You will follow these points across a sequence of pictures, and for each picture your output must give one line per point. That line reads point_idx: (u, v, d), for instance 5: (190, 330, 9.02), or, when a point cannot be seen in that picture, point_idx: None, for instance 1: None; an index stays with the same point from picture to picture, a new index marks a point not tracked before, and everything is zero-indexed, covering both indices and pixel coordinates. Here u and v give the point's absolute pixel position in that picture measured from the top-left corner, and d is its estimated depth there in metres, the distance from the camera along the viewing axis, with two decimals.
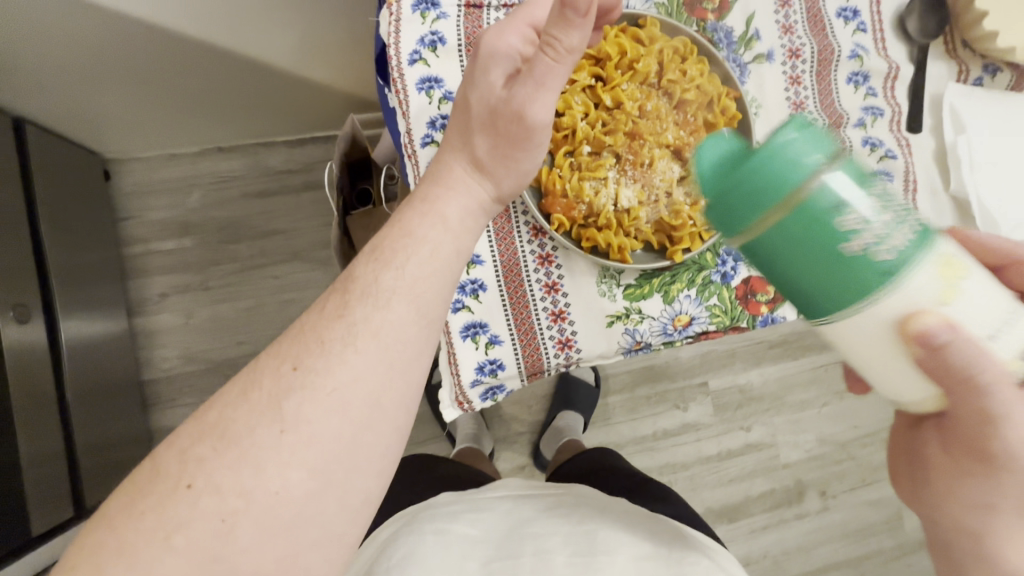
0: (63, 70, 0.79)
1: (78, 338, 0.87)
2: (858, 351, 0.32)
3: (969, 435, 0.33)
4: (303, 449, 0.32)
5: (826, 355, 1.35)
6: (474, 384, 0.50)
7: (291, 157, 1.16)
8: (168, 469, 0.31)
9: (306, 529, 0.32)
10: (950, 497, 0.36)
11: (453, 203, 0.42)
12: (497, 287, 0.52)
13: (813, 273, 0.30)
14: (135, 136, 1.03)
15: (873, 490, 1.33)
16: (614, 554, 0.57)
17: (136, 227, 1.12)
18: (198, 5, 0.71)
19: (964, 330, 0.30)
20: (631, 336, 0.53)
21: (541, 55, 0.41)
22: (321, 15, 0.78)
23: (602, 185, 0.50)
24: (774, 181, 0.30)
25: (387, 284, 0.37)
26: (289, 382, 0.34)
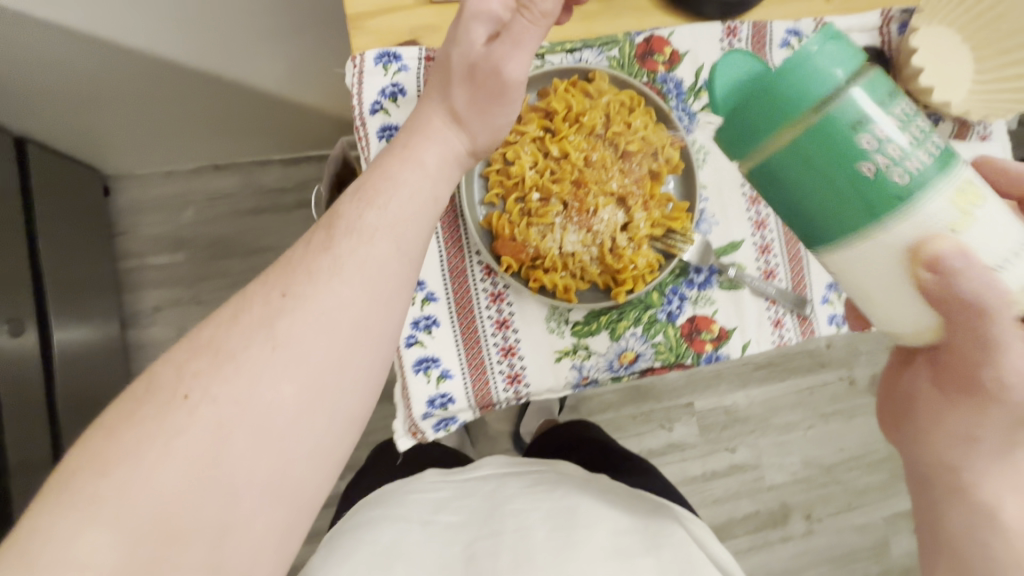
0: (64, 94, 0.82)
1: (70, 348, 0.90)
2: (865, 281, 0.32)
3: (961, 366, 0.33)
4: (295, 364, 0.33)
5: (812, 378, 1.35)
6: (426, 416, 0.54)
7: (286, 175, 1.19)
8: (165, 382, 0.32)
9: (298, 440, 0.33)
10: (934, 430, 0.36)
11: (430, 149, 0.44)
12: (450, 323, 0.55)
13: (827, 192, 0.31)
14: (134, 154, 1.07)
15: (859, 515, 1.33)
16: (592, 529, 0.62)
17: (132, 242, 1.15)
18: (191, 36, 0.74)
19: (977, 257, 0.29)
20: (578, 371, 0.56)
21: (517, 18, 0.45)
22: (309, 45, 0.81)
23: (549, 230, 0.54)
24: (793, 98, 0.31)
25: (370, 221, 0.38)
26: (279, 307, 0.35)
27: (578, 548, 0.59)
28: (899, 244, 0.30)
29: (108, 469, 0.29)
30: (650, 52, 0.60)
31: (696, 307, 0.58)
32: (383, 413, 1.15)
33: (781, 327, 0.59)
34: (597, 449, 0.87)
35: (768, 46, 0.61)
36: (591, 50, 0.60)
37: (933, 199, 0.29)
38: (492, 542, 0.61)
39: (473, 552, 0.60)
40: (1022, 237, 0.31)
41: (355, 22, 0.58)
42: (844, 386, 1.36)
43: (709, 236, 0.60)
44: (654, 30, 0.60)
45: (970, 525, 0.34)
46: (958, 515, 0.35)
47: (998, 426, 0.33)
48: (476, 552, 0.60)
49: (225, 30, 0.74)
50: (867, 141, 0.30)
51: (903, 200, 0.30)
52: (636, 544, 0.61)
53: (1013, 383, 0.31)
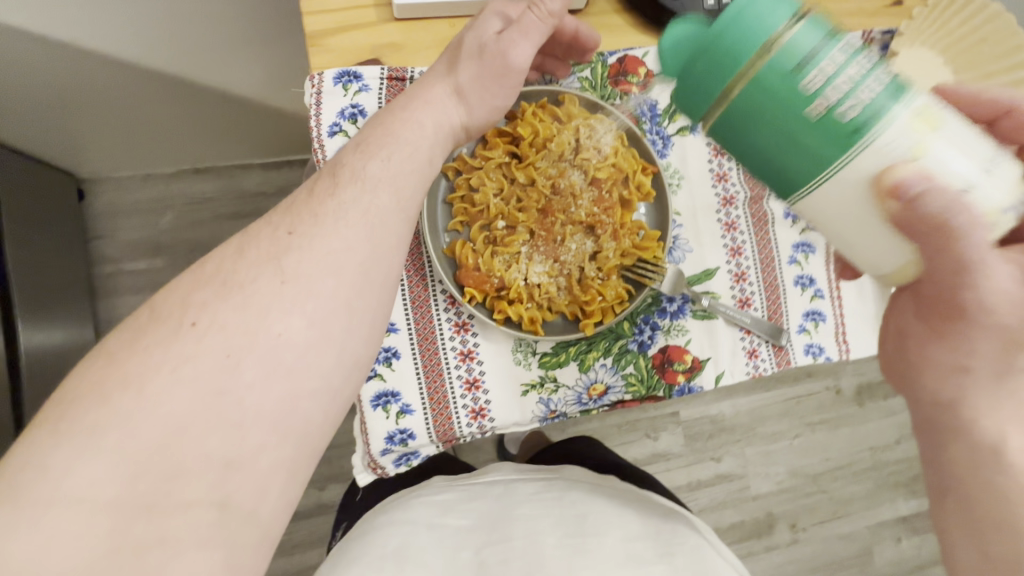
0: (35, 100, 0.79)
1: (41, 356, 0.87)
2: (838, 217, 0.35)
3: (942, 293, 0.35)
4: (303, 301, 0.33)
5: (798, 388, 1.34)
6: (384, 452, 0.52)
7: (267, 179, 1.17)
8: (171, 312, 0.32)
9: (307, 376, 0.33)
10: (926, 365, 0.38)
11: (427, 113, 0.44)
12: (411, 355, 0.53)
13: (778, 141, 0.34)
14: (110, 157, 1.04)
15: (844, 523, 1.33)
16: (602, 536, 0.63)
17: (107, 247, 1.12)
18: (164, 41, 0.72)
19: (941, 180, 0.31)
20: (545, 405, 0.55)
21: (527, 12, 0.46)
22: (287, 49, 0.79)
23: (514, 259, 0.54)
24: (735, 52, 0.32)
25: (372, 172, 0.39)
26: (285, 244, 0.35)
27: (589, 554, 0.60)
28: (862, 176, 0.32)
29: (98, 425, 0.28)
30: (623, 73, 0.59)
31: (668, 337, 0.57)
32: None
33: (756, 358, 0.58)
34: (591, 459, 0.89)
35: None
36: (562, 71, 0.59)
37: (887, 129, 0.31)
38: (501, 549, 0.62)
39: (483, 558, 0.61)
40: (986, 153, 0.32)
41: (313, 40, 0.57)
42: (830, 396, 1.35)
43: (681, 264, 0.60)
44: (627, 50, 0.58)
45: (976, 460, 0.35)
46: (964, 448, 0.35)
47: (986, 350, 0.35)
48: (486, 560, 0.61)
49: (197, 34, 0.72)
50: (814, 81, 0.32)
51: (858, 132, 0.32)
52: (648, 548, 0.61)
53: (994, 305, 0.34)
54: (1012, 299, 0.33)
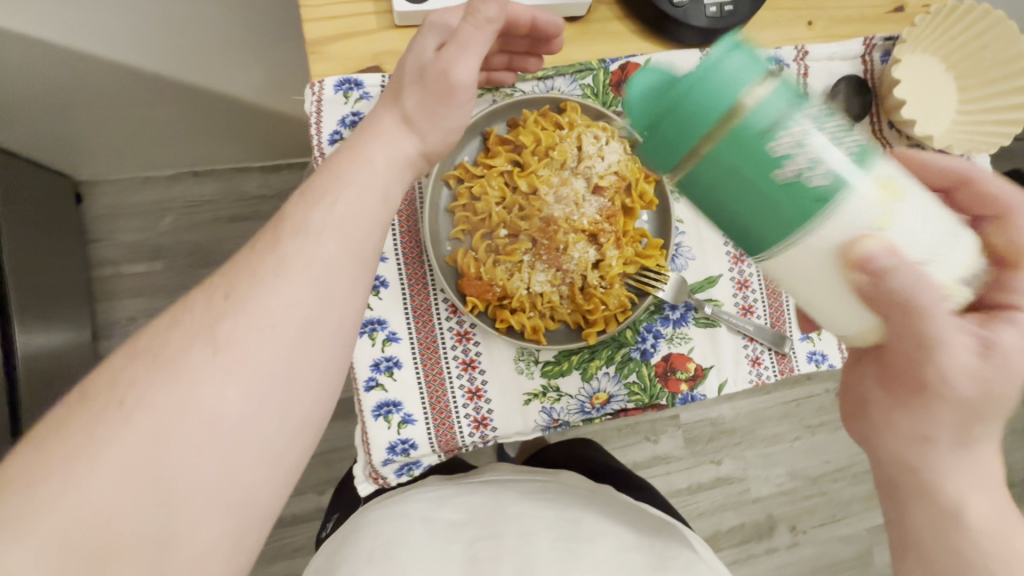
0: (33, 104, 0.79)
1: (38, 359, 0.85)
2: (804, 285, 0.34)
3: (902, 362, 0.36)
4: (238, 367, 0.33)
5: (798, 391, 1.34)
6: (386, 462, 0.52)
7: (266, 182, 1.16)
8: (97, 392, 0.32)
9: (244, 448, 0.33)
10: (887, 431, 0.39)
11: (378, 150, 0.43)
12: (413, 365, 0.53)
13: (750, 200, 0.32)
14: (108, 160, 1.03)
15: (844, 526, 1.33)
16: (596, 543, 0.63)
17: (107, 249, 1.12)
18: (163, 44, 0.72)
19: (905, 255, 0.31)
20: (548, 414, 0.55)
21: (464, 24, 0.45)
22: (286, 52, 0.79)
23: (516, 268, 0.54)
24: (707, 109, 0.31)
25: (316, 221, 0.38)
26: (221, 309, 0.34)
27: (581, 560, 0.60)
28: (830, 245, 0.32)
29: (26, 493, 0.28)
30: (625, 80, 0.58)
31: (671, 345, 0.57)
32: None
33: (759, 365, 0.58)
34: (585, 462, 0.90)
35: None
36: (564, 78, 0.58)
37: (853, 198, 0.30)
38: (493, 545, 0.62)
39: (473, 552, 0.61)
40: (948, 224, 0.32)
41: (314, 47, 0.56)
42: (830, 398, 1.35)
43: (684, 271, 0.59)
44: (629, 57, 0.58)
45: (938, 522, 0.36)
46: (927, 512, 0.36)
47: (947, 423, 0.35)
48: (476, 553, 0.61)
49: (196, 37, 0.71)
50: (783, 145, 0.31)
51: (827, 198, 0.31)
52: (635, 559, 0.61)
53: (951, 379, 0.34)
54: (972, 376, 0.34)
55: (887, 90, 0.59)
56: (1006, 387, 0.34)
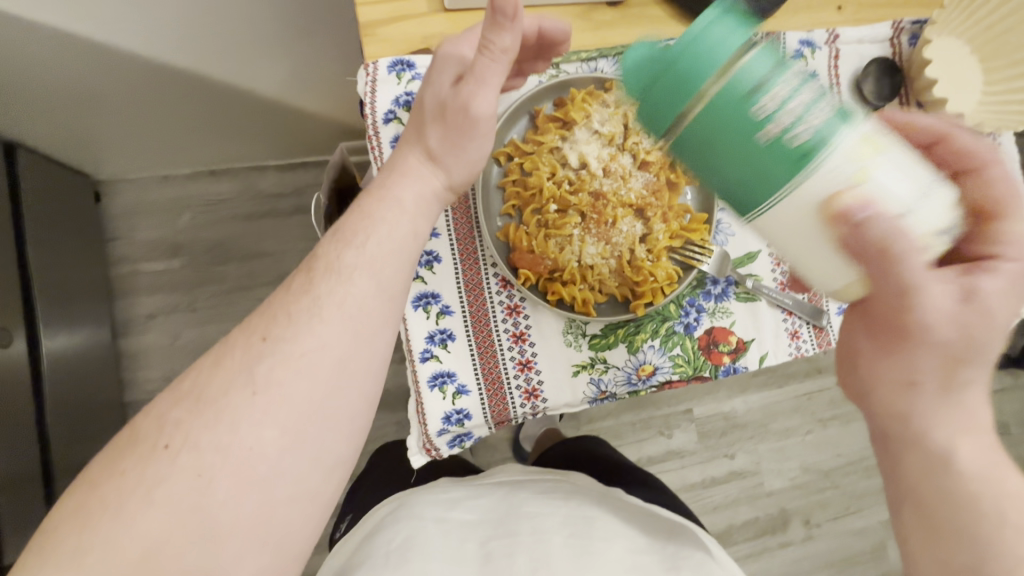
0: (59, 98, 0.80)
1: (60, 358, 0.87)
2: (787, 236, 0.37)
3: (887, 314, 0.38)
4: (273, 409, 0.37)
5: (810, 385, 1.35)
6: (441, 432, 0.53)
7: (282, 180, 1.17)
8: (147, 434, 0.36)
9: (280, 484, 0.37)
10: (878, 378, 0.42)
11: (408, 187, 0.46)
12: (466, 337, 0.55)
13: (736, 158, 0.35)
14: (128, 157, 1.04)
15: (857, 519, 1.34)
16: (610, 541, 0.59)
17: (125, 247, 1.13)
18: (193, 41, 0.73)
19: (882, 206, 0.33)
20: (596, 386, 0.56)
21: (479, 57, 0.44)
22: (312, 49, 0.80)
23: (567, 242, 0.54)
24: (694, 75, 0.35)
25: (349, 261, 0.42)
26: (258, 351, 0.39)
27: (596, 558, 0.56)
28: (810, 200, 0.34)
29: (95, 519, 0.33)
30: None
31: (713, 319, 0.58)
32: (380, 421, 1.14)
33: (797, 338, 0.59)
34: (590, 458, 0.89)
35: None
36: (607, 59, 0.60)
37: (832, 153, 0.33)
38: (507, 543, 0.58)
39: (487, 552, 0.58)
40: (925, 180, 0.34)
41: (367, 30, 0.58)
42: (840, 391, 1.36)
43: (726, 247, 0.60)
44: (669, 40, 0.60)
45: (928, 469, 0.40)
46: (916, 458, 0.40)
47: (930, 368, 0.39)
48: (490, 551, 0.58)
49: (226, 34, 0.73)
50: (766, 106, 0.34)
51: (808, 154, 0.33)
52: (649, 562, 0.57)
53: (935, 326, 0.37)
54: (952, 320, 0.37)
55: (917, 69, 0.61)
56: (985, 330, 0.37)
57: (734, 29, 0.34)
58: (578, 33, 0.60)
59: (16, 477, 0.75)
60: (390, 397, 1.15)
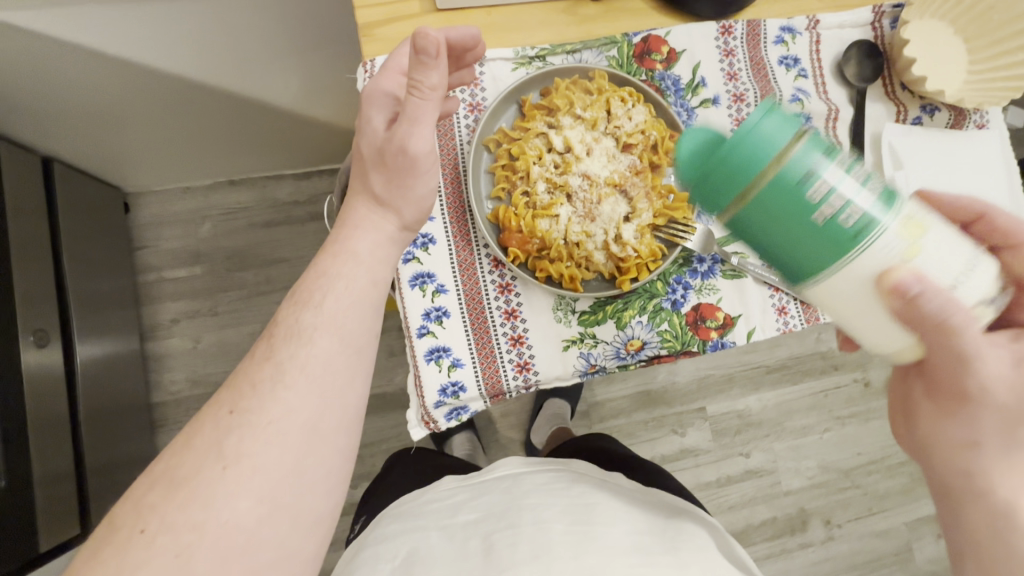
0: (89, 113, 0.85)
1: (92, 363, 0.93)
2: (837, 307, 0.35)
3: (947, 377, 0.37)
4: (246, 479, 0.38)
5: (825, 381, 1.34)
6: (438, 405, 0.55)
7: (298, 188, 1.22)
8: (125, 520, 0.36)
9: (259, 553, 0.37)
10: (938, 441, 0.40)
11: (363, 239, 0.48)
12: (460, 314, 0.57)
13: (789, 242, 0.34)
14: (154, 170, 1.10)
15: (881, 520, 1.30)
16: (610, 526, 0.53)
17: (152, 256, 1.18)
18: (208, 56, 0.77)
19: (932, 281, 0.32)
20: (586, 359, 0.58)
21: (410, 97, 0.45)
22: (319, 62, 0.84)
23: (555, 221, 0.56)
24: (749, 162, 0.34)
25: (307, 322, 0.44)
26: (227, 424, 0.39)
27: (597, 545, 0.50)
28: (863, 277, 0.33)
29: None
30: (648, 51, 0.62)
31: (700, 295, 0.59)
32: (393, 422, 1.16)
33: (785, 314, 0.60)
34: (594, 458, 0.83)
35: (763, 43, 0.63)
36: (591, 50, 0.62)
37: (882, 235, 0.32)
38: (510, 534, 0.53)
39: (492, 548, 0.52)
40: (969, 252, 0.33)
41: (366, 30, 0.60)
42: (859, 388, 1.34)
43: (711, 226, 0.61)
44: (651, 30, 0.62)
45: (991, 527, 0.36)
46: (979, 515, 0.37)
47: (992, 428, 0.37)
48: (496, 546, 0.52)
49: (239, 51, 0.77)
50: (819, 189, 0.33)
51: (856, 238, 0.32)
52: (654, 546, 0.52)
53: (993, 388, 0.36)
54: (1010, 385, 0.36)
55: (898, 50, 0.62)
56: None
57: (782, 123, 0.33)
58: (564, 26, 0.62)
59: (54, 474, 0.79)
60: (403, 396, 1.18)
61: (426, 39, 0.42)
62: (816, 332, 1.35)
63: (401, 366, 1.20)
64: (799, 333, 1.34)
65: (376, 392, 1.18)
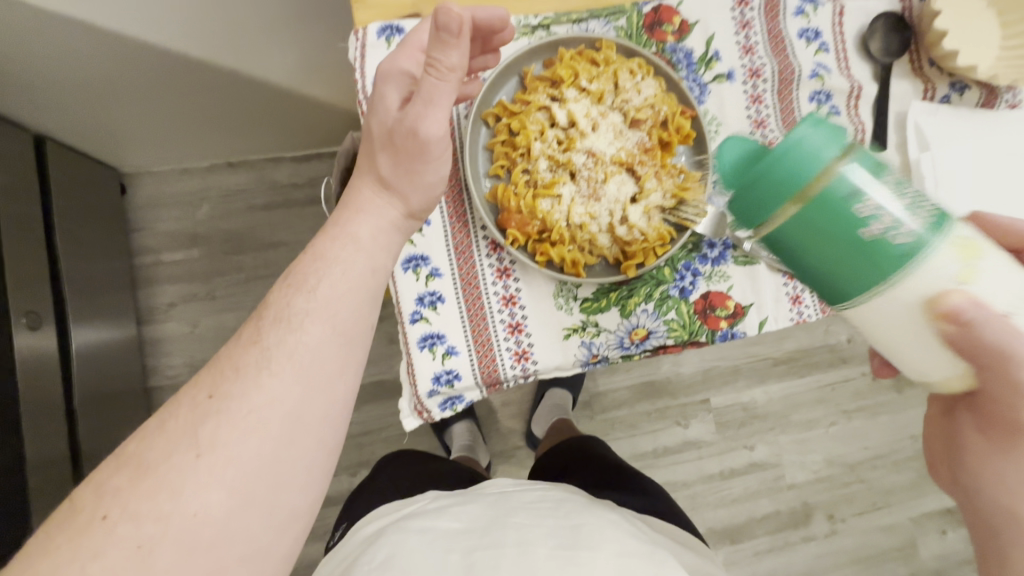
0: (80, 90, 0.83)
1: (88, 345, 0.91)
2: (882, 332, 0.33)
3: (1001, 415, 0.35)
4: (220, 471, 0.36)
5: (833, 374, 1.31)
6: (431, 394, 0.53)
7: (297, 171, 1.20)
8: (85, 504, 0.34)
9: (232, 544, 0.36)
10: (987, 476, 0.38)
11: (364, 224, 0.47)
12: (456, 299, 0.55)
13: (833, 259, 0.32)
14: (151, 150, 1.08)
15: (885, 515, 1.29)
16: (596, 550, 0.49)
17: (149, 237, 1.17)
18: (201, 29, 0.74)
19: (989, 307, 0.30)
20: (587, 348, 0.56)
21: (426, 76, 0.42)
22: (316, 37, 0.81)
23: (556, 202, 0.54)
24: (792, 176, 0.32)
25: (298, 308, 0.42)
26: (205, 409, 0.38)
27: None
28: (912, 299, 0.31)
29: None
30: (659, 22, 0.59)
31: (710, 282, 0.57)
32: (392, 409, 1.15)
33: (799, 304, 0.57)
34: (586, 467, 0.78)
35: (782, 15, 0.61)
36: (598, 20, 0.59)
37: (936, 257, 0.30)
38: (493, 555, 0.49)
39: (471, 568, 0.48)
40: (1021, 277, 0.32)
41: None
42: (867, 382, 1.31)
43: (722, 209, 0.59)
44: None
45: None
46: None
47: None
48: (475, 563, 0.48)
49: (233, 26, 0.74)
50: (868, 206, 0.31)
51: (907, 259, 0.30)
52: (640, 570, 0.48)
53: None
54: None
55: (928, 22, 0.59)
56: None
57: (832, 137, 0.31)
58: None
59: (48, 457, 0.78)
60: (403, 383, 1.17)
61: (448, 15, 0.39)
62: (825, 324, 1.32)
63: (401, 353, 1.18)
64: (806, 325, 1.31)
65: (375, 379, 1.16)
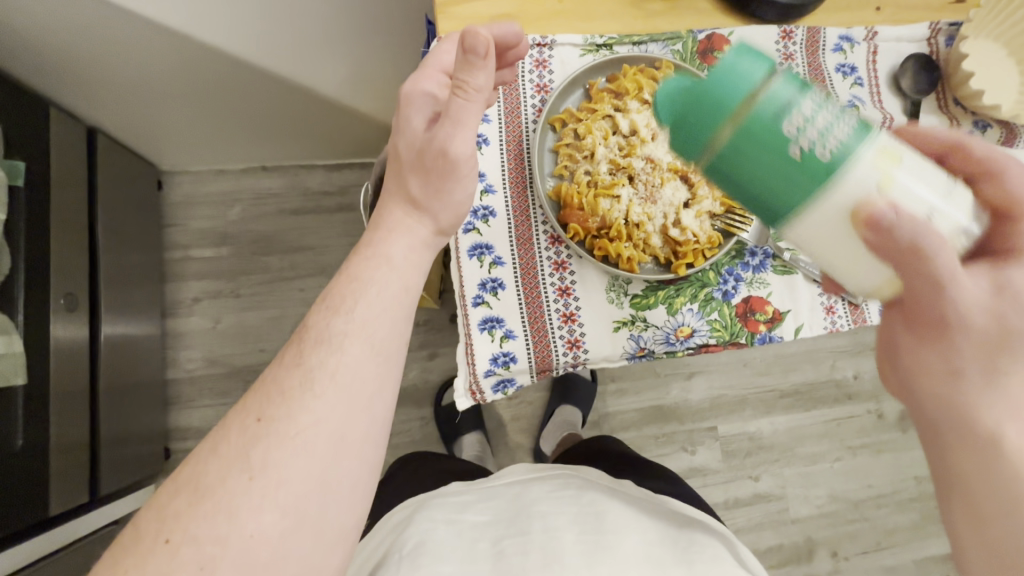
0: (136, 87, 0.87)
1: (115, 337, 0.93)
2: (817, 244, 0.35)
3: (925, 311, 0.36)
4: (271, 492, 0.37)
5: (838, 410, 1.32)
6: (488, 374, 0.56)
7: (329, 179, 1.24)
8: (148, 529, 0.36)
9: (286, 564, 0.37)
10: (920, 371, 0.39)
11: (396, 244, 0.49)
12: (515, 287, 0.58)
13: (767, 178, 0.34)
14: (194, 151, 1.12)
15: (888, 556, 1.28)
16: (622, 535, 0.50)
17: (180, 234, 1.20)
18: (261, 43, 0.79)
19: (906, 209, 0.33)
20: (635, 342, 0.58)
21: (454, 98, 0.46)
22: (368, 53, 0.86)
23: (615, 202, 0.58)
24: (723, 102, 0.33)
25: (337, 329, 0.44)
26: (254, 433, 0.39)
27: (609, 558, 0.47)
28: (841, 209, 0.33)
29: None
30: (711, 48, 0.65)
31: (751, 288, 0.60)
32: (404, 417, 1.16)
33: (833, 313, 0.60)
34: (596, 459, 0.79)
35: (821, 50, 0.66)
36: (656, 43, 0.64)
37: (857, 168, 0.32)
38: (520, 541, 0.50)
39: (500, 554, 0.49)
40: (943, 184, 0.34)
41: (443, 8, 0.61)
42: (872, 420, 1.33)
43: None
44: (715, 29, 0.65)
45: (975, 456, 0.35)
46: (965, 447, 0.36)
47: (971, 354, 0.36)
48: (504, 549, 0.49)
49: (293, 37, 0.79)
50: (794, 123, 0.33)
51: (831, 172, 0.32)
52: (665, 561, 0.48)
53: (968, 311, 0.35)
54: (982, 307, 0.35)
55: (956, 65, 0.65)
56: None
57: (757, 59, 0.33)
58: (632, 20, 0.64)
59: (71, 445, 0.79)
60: (416, 392, 1.18)
61: (475, 38, 0.43)
62: (832, 359, 1.34)
63: (417, 361, 1.20)
64: (814, 359, 1.33)
65: None
